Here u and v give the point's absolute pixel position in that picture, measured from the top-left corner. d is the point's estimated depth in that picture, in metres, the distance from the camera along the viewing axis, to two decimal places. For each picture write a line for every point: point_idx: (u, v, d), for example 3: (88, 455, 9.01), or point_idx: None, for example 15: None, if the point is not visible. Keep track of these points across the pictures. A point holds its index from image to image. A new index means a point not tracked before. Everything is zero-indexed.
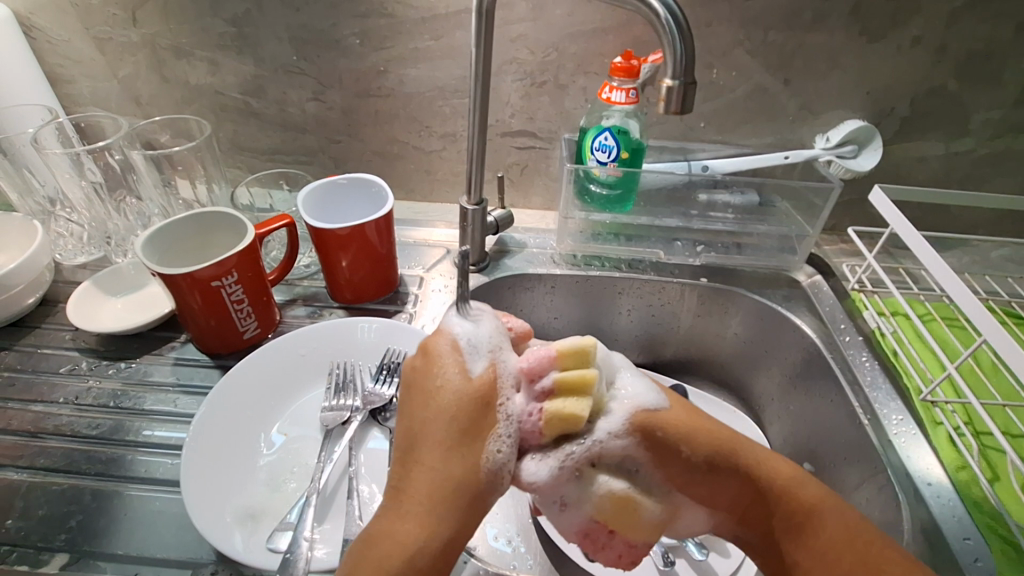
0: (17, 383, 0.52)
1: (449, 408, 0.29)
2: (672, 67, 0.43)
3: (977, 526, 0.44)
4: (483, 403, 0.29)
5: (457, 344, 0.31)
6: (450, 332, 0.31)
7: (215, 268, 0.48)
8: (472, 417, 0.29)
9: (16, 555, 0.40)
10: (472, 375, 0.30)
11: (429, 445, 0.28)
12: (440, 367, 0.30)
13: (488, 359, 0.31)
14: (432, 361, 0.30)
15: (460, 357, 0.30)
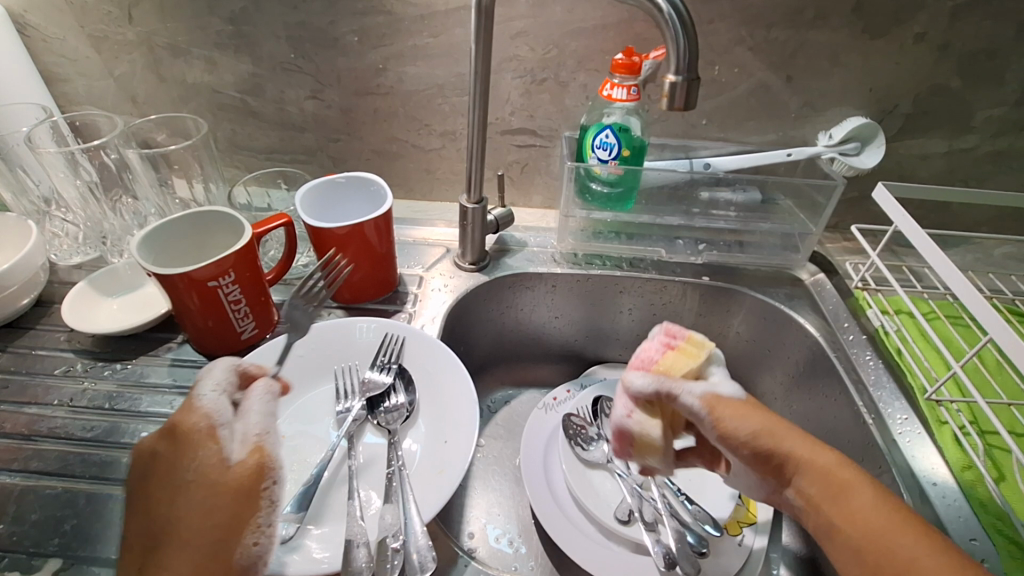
0: (11, 385, 0.51)
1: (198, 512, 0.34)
2: (675, 62, 0.42)
3: (983, 526, 0.43)
4: (240, 493, 0.36)
5: (210, 428, 0.37)
6: (205, 414, 0.38)
7: (212, 268, 0.48)
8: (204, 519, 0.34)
9: (7, 561, 0.39)
10: (231, 461, 0.37)
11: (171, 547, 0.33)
12: (195, 458, 0.36)
13: (252, 441, 0.38)
14: (189, 452, 0.37)
15: (216, 442, 0.37)
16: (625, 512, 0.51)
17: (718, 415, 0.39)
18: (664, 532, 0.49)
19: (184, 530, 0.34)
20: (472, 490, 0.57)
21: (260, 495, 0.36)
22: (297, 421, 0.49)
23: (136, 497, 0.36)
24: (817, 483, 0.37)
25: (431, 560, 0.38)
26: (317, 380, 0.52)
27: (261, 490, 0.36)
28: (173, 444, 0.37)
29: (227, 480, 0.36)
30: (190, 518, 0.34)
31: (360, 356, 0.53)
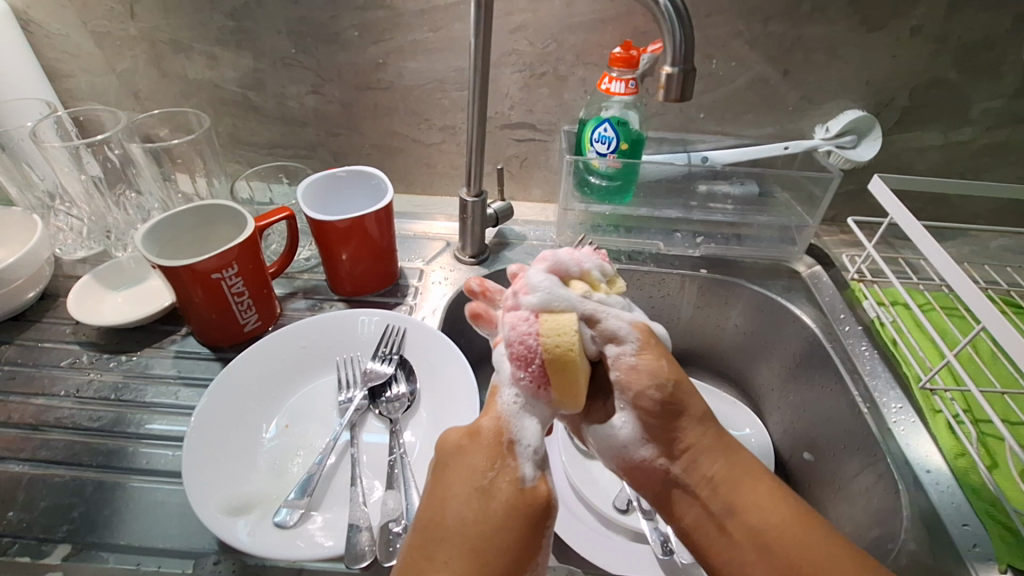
0: (18, 376, 0.52)
1: (488, 529, 0.29)
2: (671, 53, 0.43)
3: (976, 511, 0.44)
4: (532, 524, 0.29)
5: (508, 443, 0.31)
6: (507, 422, 0.31)
7: (216, 260, 0.48)
8: (506, 541, 0.29)
9: (18, 546, 0.40)
10: (528, 483, 0.30)
11: (438, 550, 0.29)
12: (493, 468, 0.30)
13: (544, 466, 0.31)
14: (489, 458, 0.30)
15: (513, 458, 0.30)
16: (623, 501, 0.52)
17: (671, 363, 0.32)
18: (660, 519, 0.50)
19: (472, 540, 0.29)
20: None
21: (543, 528, 0.30)
22: (301, 410, 0.50)
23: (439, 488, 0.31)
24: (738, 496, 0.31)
25: None
26: (320, 371, 0.53)
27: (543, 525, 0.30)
28: (471, 444, 0.31)
29: (531, 507, 0.30)
30: (479, 536, 0.29)
31: (362, 347, 0.54)
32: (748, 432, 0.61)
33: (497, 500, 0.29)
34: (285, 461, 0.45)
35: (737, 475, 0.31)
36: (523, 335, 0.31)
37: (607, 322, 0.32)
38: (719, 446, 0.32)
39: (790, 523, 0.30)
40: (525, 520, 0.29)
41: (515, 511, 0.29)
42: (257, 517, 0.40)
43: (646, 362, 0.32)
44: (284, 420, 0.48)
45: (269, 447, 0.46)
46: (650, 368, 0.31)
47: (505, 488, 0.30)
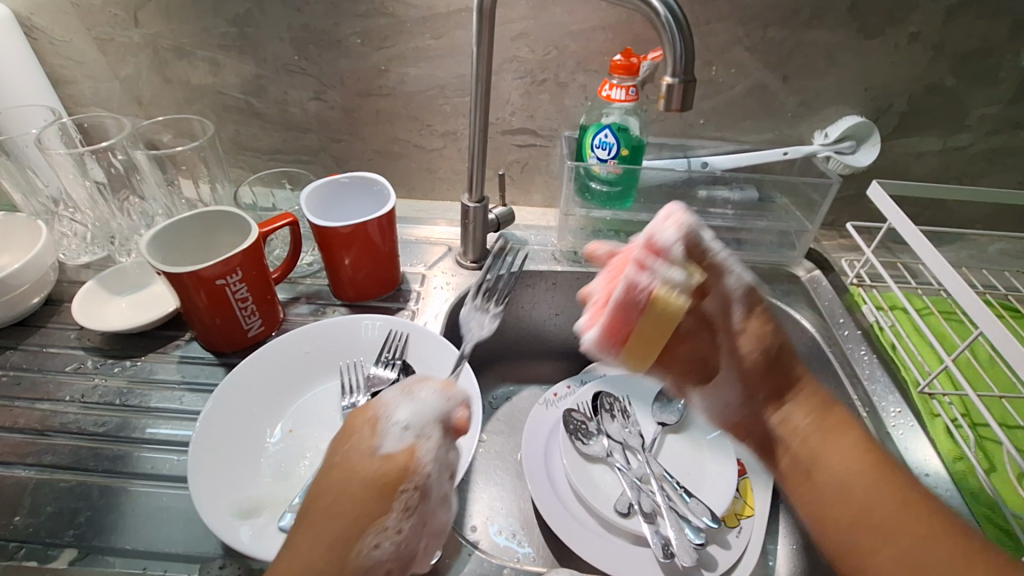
0: (23, 381, 0.52)
1: (335, 496, 0.32)
2: (672, 64, 0.43)
3: (974, 516, 0.44)
4: (384, 489, 0.32)
5: (376, 420, 0.34)
6: (383, 405, 0.35)
7: (220, 267, 0.49)
8: (354, 504, 0.32)
9: (25, 550, 0.41)
10: (383, 452, 0.33)
11: (313, 520, 0.32)
12: (344, 446, 0.34)
13: (413, 439, 0.33)
14: (354, 437, 0.34)
15: (374, 432, 0.34)
16: (625, 505, 0.52)
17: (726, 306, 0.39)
18: (662, 524, 0.50)
19: (325, 508, 0.32)
20: (473, 485, 0.58)
21: (398, 495, 0.32)
22: (305, 414, 0.50)
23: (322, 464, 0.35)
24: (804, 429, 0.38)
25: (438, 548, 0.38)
26: (323, 376, 0.53)
27: (400, 491, 0.32)
28: (345, 430, 0.36)
29: (382, 473, 0.32)
30: (323, 507, 0.32)
31: (365, 352, 0.55)
32: None
33: (354, 467, 0.33)
34: (288, 465, 0.46)
35: (835, 424, 0.38)
36: (639, 293, 0.34)
37: (707, 281, 0.37)
38: (808, 400, 0.39)
39: (862, 469, 0.36)
40: (381, 491, 0.32)
41: (370, 483, 0.32)
42: (261, 521, 0.40)
43: (754, 327, 0.39)
44: (287, 424, 0.49)
45: (273, 451, 0.46)
46: (756, 331, 0.39)
47: (364, 458, 0.33)
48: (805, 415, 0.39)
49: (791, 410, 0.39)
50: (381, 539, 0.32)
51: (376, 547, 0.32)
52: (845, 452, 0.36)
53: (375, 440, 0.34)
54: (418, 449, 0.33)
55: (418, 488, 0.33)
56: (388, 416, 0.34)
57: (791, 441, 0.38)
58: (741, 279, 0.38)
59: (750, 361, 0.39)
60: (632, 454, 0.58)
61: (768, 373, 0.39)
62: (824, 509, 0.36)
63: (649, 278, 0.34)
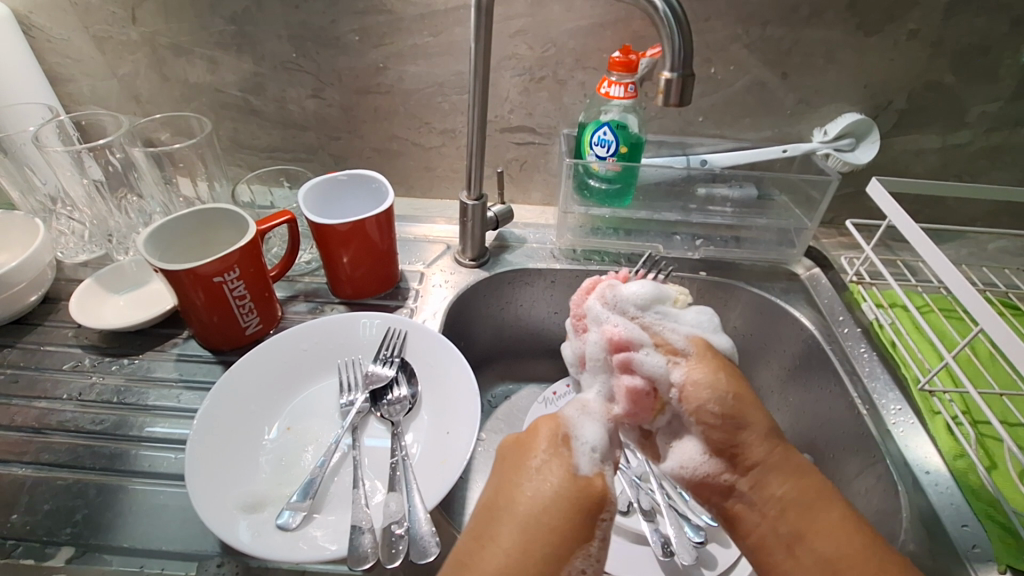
0: (20, 379, 0.52)
1: (540, 508, 0.28)
2: (670, 59, 0.43)
3: (974, 511, 0.44)
4: (587, 509, 0.28)
5: (564, 437, 0.30)
6: (563, 423, 0.31)
7: (217, 264, 0.49)
8: (545, 524, 0.27)
9: (22, 549, 0.41)
10: (582, 474, 0.29)
11: (501, 536, 0.27)
12: (548, 454, 0.30)
13: (601, 463, 0.30)
14: (534, 454, 0.30)
15: (569, 447, 0.30)
16: (625, 503, 0.53)
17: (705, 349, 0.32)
18: (662, 522, 0.51)
19: (526, 516, 0.27)
20: (472, 480, 0.57)
21: (598, 521, 0.28)
22: (303, 412, 0.50)
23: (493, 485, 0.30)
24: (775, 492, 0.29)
25: (434, 545, 0.38)
26: (321, 373, 0.53)
27: (602, 517, 0.28)
28: (519, 445, 0.31)
29: (583, 494, 0.28)
30: (538, 519, 0.27)
31: (364, 350, 0.55)
32: None
33: (553, 492, 0.28)
34: (287, 462, 0.46)
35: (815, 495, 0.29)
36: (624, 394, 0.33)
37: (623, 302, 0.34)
38: (781, 464, 0.30)
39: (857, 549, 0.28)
40: (585, 513, 0.28)
41: (574, 507, 0.28)
42: (261, 518, 0.40)
43: (702, 374, 0.31)
44: (285, 422, 0.49)
45: (271, 449, 0.46)
46: (707, 381, 0.31)
47: (558, 480, 0.28)
48: (779, 485, 0.29)
49: (767, 476, 0.29)
50: (588, 565, 0.27)
51: (583, 574, 0.27)
52: (832, 529, 0.28)
53: (574, 459, 0.29)
54: (606, 478, 0.30)
55: (614, 516, 0.29)
56: (575, 437, 0.30)
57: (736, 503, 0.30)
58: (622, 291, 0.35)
59: (710, 413, 0.30)
60: (631, 453, 0.58)
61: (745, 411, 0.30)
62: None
63: (641, 373, 0.32)
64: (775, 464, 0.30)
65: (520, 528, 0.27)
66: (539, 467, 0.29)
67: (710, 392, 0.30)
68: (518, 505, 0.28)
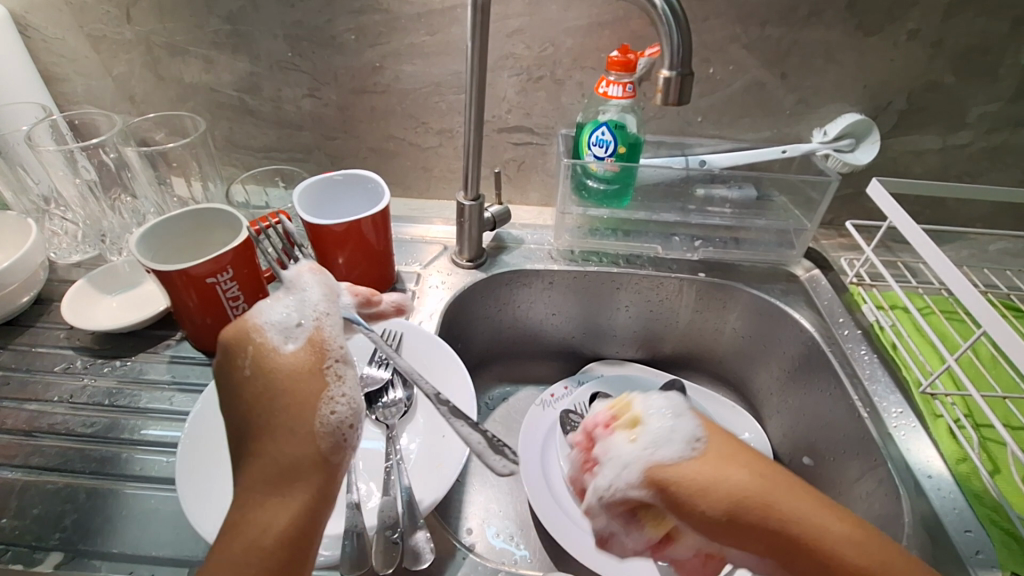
0: (11, 382, 0.52)
1: (286, 395, 0.31)
2: (669, 57, 0.42)
3: (979, 518, 0.43)
4: (309, 372, 0.32)
5: (260, 328, 0.34)
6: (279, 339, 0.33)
7: (211, 265, 0.48)
8: (292, 392, 0.31)
9: (10, 554, 0.40)
10: (285, 353, 0.33)
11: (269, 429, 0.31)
12: (247, 356, 0.33)
13: (308, 328, 0.34)
14: (241, 352, 0.33)
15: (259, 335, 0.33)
16: None
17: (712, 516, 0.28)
18: None
19: (279, 399, 0.31)
20: (470, 486, 0.58)
21: (326, 371, 0.33)
22: None
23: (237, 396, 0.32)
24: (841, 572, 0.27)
25: (429, 551, 0.39)
26: None
27: (326, 368, 0.33)
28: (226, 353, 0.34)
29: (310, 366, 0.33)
30: (289, 399, 0.31)
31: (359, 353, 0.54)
32: (747, 436, 0.62)
33: (277, 373, 0.32)
34: None
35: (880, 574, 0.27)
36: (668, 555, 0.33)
37: (630, 489, 0.29)
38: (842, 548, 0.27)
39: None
40: (309, 376, 0.32)
41: (297, 376, 0.32)
42: None
43: (705, 516, 0.28)
44: None
45: None
46: (707, 510, 0.28)
47: (263, 362, 0.33)
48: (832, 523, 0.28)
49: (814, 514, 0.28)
50: (336, 405, 0.31)
51: (332, 413, 0.31)
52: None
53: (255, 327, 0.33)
54: (320, 332, 0.34)
55: (341, 359, 0.34)
56: (269, 325, 0.34)
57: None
58: (604, 477, 0.30)
59: (715, 529, 0.28)
60: None
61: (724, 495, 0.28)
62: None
63: (681, 548, 0.33)
64: (833, 547, 0.27)
65: (265, 392, 0.32)
66: (272, 373, 0.32)
67: (718, 525, 0.28)
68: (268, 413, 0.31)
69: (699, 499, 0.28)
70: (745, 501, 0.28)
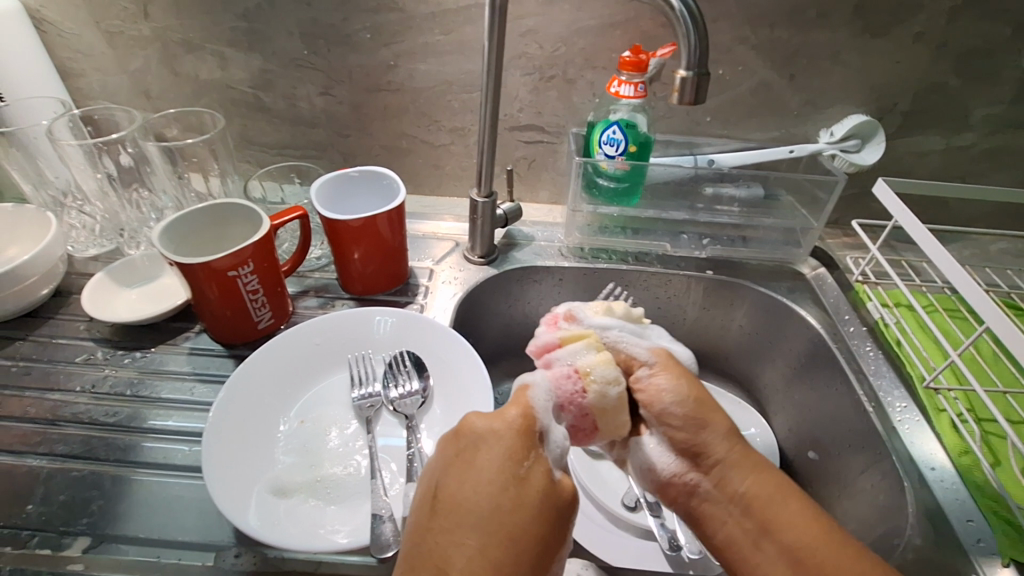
0: (33, 372, 0.52)
1: (516, 508, 0.30)
2: (686, 58, 0.44)
3: (980, 508, 0.45)
4: (558, 506, 0.31)
5: (539, 433, 0.33)
6: (539, 414, 0.33)
7: (231, 258, 0.49)
8: (534, 518, 0.30)
9: (39, 539, 0.41)
10: (556, 476, 0.32)
11: (461, 535, 0.29)
12: (529, 458, 0.32)
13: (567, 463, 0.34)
14: (523, 450, 0.32)
15: (540, 446, 0.33)
16: (632, 499, 0.53)
17: (647, 389, 0.38)
18: (667, 516, 0.52)
19: (528, 491, 0.31)
20: None
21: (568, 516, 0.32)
22: (315, 407, 0.50)
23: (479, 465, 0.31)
24: (733, 482, 0.36)
25: None
26: (333, 368, 0.53)
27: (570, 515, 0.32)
28: (508, 434, 0.32)
29: (555, 498, 0.31)
30: (482, 507, 0.30)
31: (374, 346, 0.55)
32: (753, 431, 0.64)
33: (541, 502, 0.31)
34: (303, 452, 0.46)
35: (777, 489, 0.36)
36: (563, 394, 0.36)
37: (628, 348, 0.39)
38: (746, 467, 0.36)
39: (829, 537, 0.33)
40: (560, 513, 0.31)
41: (551, 515, 0.31)
42: (280, 509, 0.41)
43: (669, 382, 0.38)
44: (297, 417, 0.49)
45: (285, 442, 0.46)
46: (672, 386, 0.38)
47: (542, 481, 0.32)
48: (744, 479, 0.36)
49: (730, 472, 0.36)
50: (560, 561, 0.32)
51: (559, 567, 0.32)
52: (793, 516, 0.34)
53: (540, 424, 0.33)
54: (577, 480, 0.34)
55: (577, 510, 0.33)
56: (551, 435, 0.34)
57: (700, 497, 0.37)
58: (646, 345, 0.40)
59: (660, 397, 0.38)
60: None
61: (683, 454, 0.37)
62: (733, 542, 0.36)
63: (562, 365, 0.37)
64: (739, 459, 0.36)
65: (496, 498, 0.30)
66: (525, 484, 0.31)
67: (671, 396, 0.37)
68: (467, 502, 0.30)
69: (676, 371, 0.39)
70: (686, 390, 0.38)
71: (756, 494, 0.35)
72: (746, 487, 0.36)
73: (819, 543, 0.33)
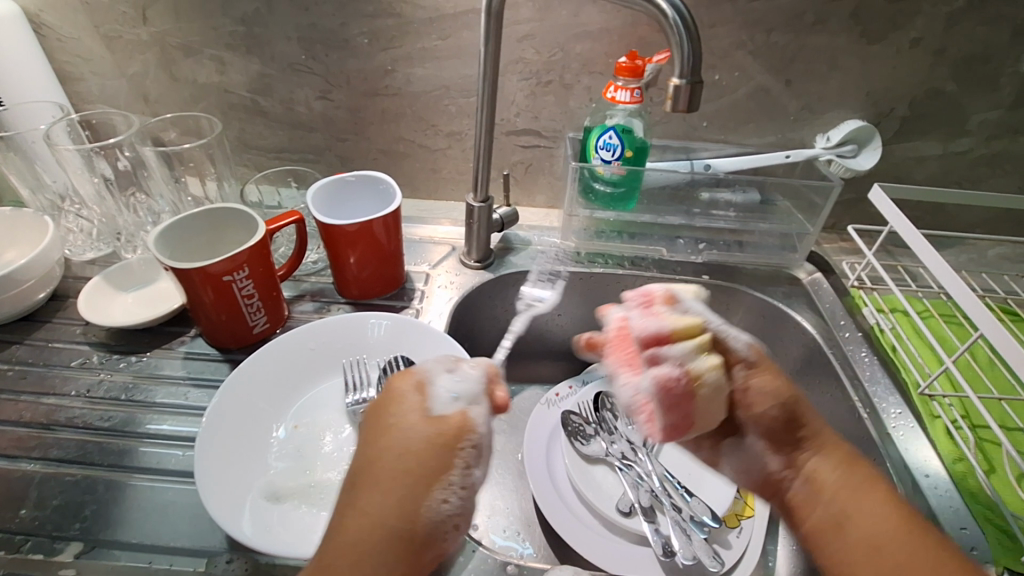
0: (29, 375, 0.53)
1: (385, 449, 0.33)
2: (679, 65, 0.44)
3: (973, 516, 0.45)
4: (441, 444, 0.33)
5: (423, 383, 0.36)
6: (419, 374, 0.36)
7: (227, 263, 0.49)
8: (400, 461, 0.32)
9: (32, 544, 0.41)
10: (438, 413, 0.34)
11: (368, 485, 0.33)
12: (410, 402, 0.35)
13: (464, 405, 0.34)
14: (391, 410, 0.35)
15: (427, 391, 0.35)
16: (627, 504, 0.53)
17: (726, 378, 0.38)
18: (661, 522, 0.51)
19: (393, 442, 0.33)
20: None
21: (457, 452, 0.33)
22: (309, 411, 0.50)
23: (368, 415, 0.36)
24: (822, 467, 0.38)
25: None
26: (327, 373, 0.53)
27: (460, 448, 0.33)
28: (379, 403, 0.36)
29: (439, 433, 0.33)
30: (403, 468, 0.32)
31: (369, 351, 0.55)
32: None
33: (407, 442, 0.33)
34: (296, 458, 0.46)
35: (861, 479, 0.37)
36: (668, 379, 0.35)
37: (671, 352, 0.35)
38: (834, 454, 0.38)
39: (903, 530, 0.35)
40: (443, 448, 0.33)
41: (431, 448, 0.33)
42: (272, 516, 0.41)
43: (769, 383, 0.38)
44: (291, 421, 0.49)
45: (278, 447, 0.46)
46: (771, 389, 0.38)
47: (404, 429, 0.33)
48: (833, 467, 0.38)
49: (824, 461, 0.38)
50: (450, 495, 0.32)
51: (446, 503, 0.32)
52: (864, 480, 0.37)
53: (427, 374, 0.36)
54: (470, 414, 0.34)
55: (477, 446, 0.33)
56: (430, 376, 0.36)
57: (801, 485, 0.38)
58: (689, 341, 0.36)
59: (756, 392, 0.38)
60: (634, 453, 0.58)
61: (779, 446, 0.39)
62: (820, 532, 0.37)
63: (671, 361, 0.35)
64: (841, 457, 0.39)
65: (382, 445, 0.33)
66: (382, 444, 0.34)
67: (773, 398, 0.38)
68: (374, 450, 0.34)
69: (773, 373, 0.39)
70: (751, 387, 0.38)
71: (836, 484, 0.37)
72: (827, 481, 0.38)
73: (906, 528, 0.35)
